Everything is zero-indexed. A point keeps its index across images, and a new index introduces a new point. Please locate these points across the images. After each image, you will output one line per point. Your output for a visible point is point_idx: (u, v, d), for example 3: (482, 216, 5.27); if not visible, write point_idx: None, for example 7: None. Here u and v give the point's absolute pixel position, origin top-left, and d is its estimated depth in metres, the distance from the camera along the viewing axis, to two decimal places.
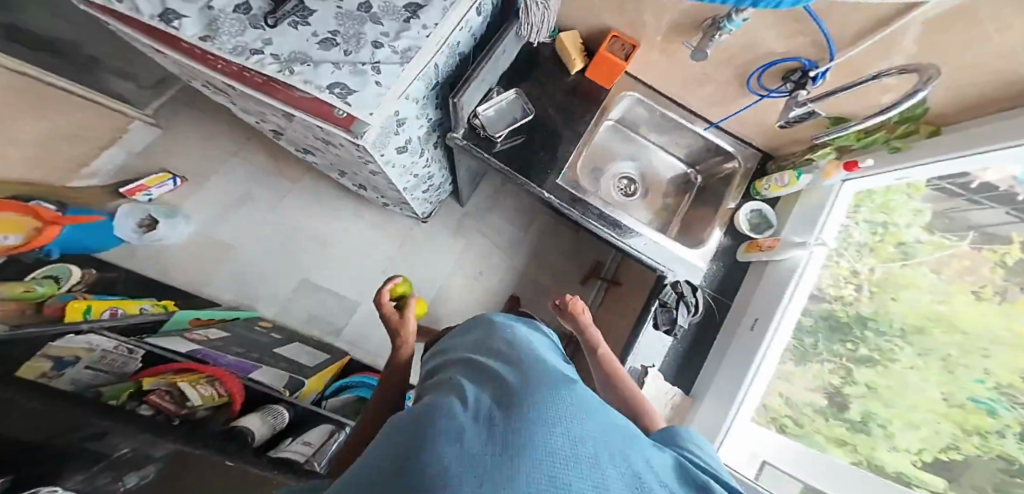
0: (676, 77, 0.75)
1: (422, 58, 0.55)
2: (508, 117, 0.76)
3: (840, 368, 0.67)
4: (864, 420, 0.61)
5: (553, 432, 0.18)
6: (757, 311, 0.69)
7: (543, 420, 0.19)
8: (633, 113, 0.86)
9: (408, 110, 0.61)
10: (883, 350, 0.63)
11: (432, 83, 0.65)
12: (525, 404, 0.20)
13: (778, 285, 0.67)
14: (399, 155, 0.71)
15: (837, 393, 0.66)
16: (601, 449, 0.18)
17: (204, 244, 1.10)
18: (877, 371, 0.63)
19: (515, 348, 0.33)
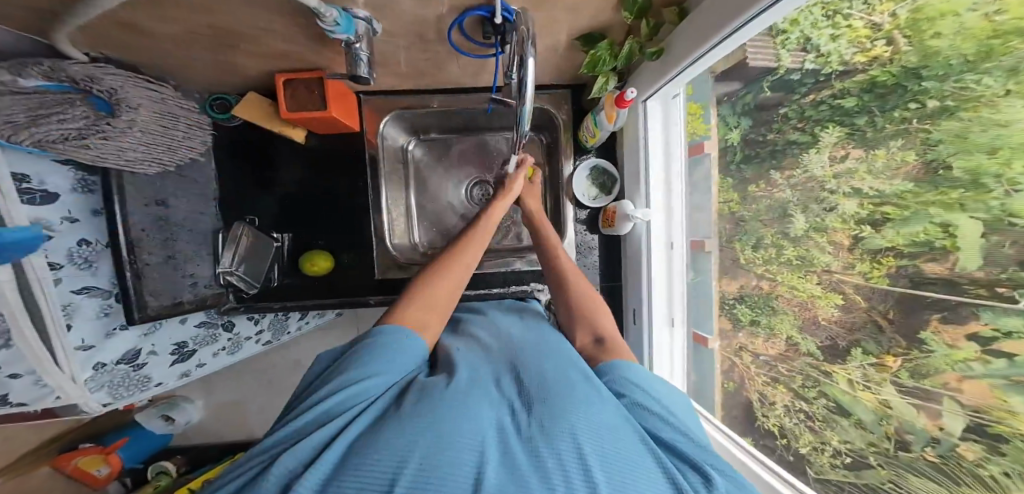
0: (421, 78, 0.68)
1: (37, 350, 0.49)
2: (262, 255, 0.73)
3: (920, 134, 0.44)
4: (977, 175, 0.39)
5: (576, 422, 0.31)
6: (633, 303, 0.83)
7: (572, 424, 0.30)
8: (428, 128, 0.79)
9: (108, 355, 0.58)
10: (964, 91, 0.40)
11: (117, 300, 0.58)
12: (562, 410, 0.32)
13: (637, 270, 0.80)
14: (169, 371, 0.69)
15: (930, 158, 0.43)
16: (607, 425, 0.32)
17: (215, 409, 1.18)
18: (967, 118, 0.40)
19: (516, 359, 0.44)
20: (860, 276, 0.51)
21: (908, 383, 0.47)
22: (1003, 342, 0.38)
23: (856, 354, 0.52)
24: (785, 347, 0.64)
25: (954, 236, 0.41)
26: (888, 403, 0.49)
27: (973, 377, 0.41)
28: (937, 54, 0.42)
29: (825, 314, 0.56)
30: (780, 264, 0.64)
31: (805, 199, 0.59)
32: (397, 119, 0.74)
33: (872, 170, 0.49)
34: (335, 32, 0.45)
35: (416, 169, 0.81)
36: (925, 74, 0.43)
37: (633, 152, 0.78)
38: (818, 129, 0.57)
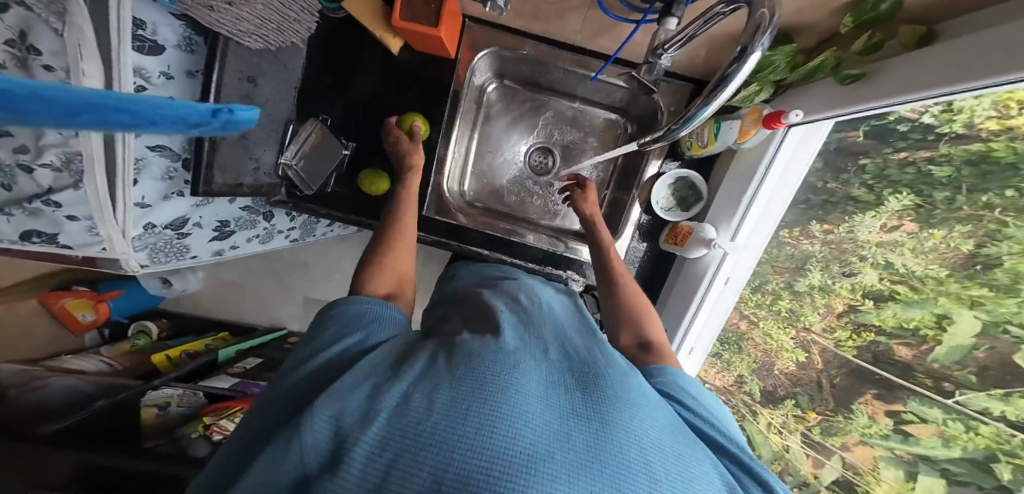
0: (544, 20, 0.67)
1: (102, 195, 0.49)
2: (325, 156, 0.70)
3: (992, 224, 0.46)
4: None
5: (636, 417, 0.28)
6: (665, 323, 0.78)
7: (633, 418, 0.28)
8: (515, 74, 0.78)
9: (158, 218, 0.58)
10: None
11: (184, 166, 0.56)
12: (619, 399, 0.29)
13: (688, 295, 0.74)
14: (206, 246, 0.71)
15: (982, 251, 0.47)
16: (665, 425, 0.29)
17: (214, 284, 1.22)
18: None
19: (558, 331, 0.41)
20: (833, 340, 0.63)
21: (815, 437, 0.65)
22: (912, 424, 0.55)
23: (789, 404, 0.69)
24: (730, 382, 0.78)
25: (942, 329, 0.51)
26: (787, 449, 0.68)
27: (866, 444, 0.59)
28: None
29: (782, 364, 0.69)
30: (768, 311, 0.72)
31: (829, 257, 0.63)
32: (492, 56, 0.74)
33: (916, 247, 0.53)
34: None
35: (487, 112, 0.82)
36: None
37: (742, 177, 0.68)
38: (886, 193, 0.56)
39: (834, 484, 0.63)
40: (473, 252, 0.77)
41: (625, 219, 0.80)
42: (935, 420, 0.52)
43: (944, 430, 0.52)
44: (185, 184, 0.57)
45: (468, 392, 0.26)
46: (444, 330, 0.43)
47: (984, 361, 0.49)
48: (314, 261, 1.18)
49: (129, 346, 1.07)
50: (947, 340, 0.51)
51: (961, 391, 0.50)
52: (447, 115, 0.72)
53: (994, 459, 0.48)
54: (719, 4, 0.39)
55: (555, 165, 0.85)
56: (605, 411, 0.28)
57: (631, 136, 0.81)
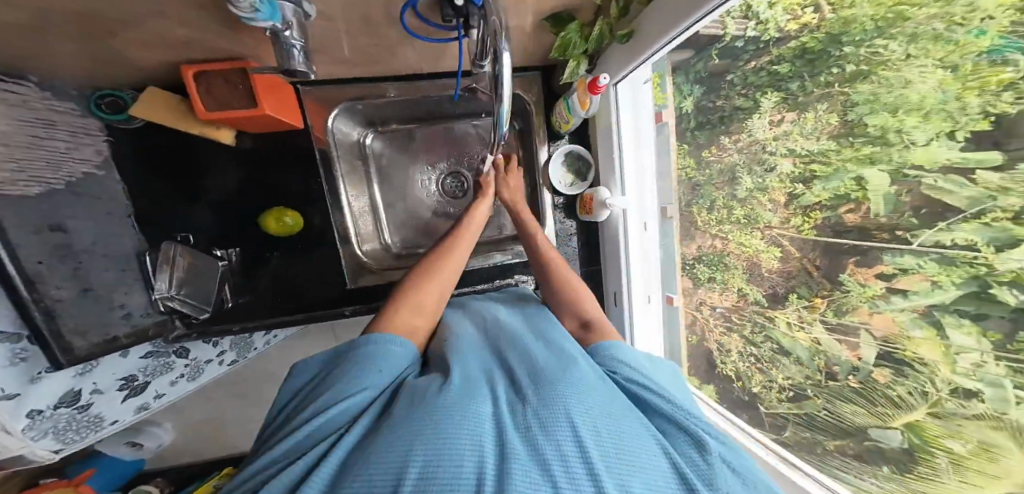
0: (374, 65, 0.67)
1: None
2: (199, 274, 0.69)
3: (840, 98, 0.49)
4: (881, 132, 0.45)
5: (574, 410, 0.33)
6: (614, 286, 0.86)
7: (570, 413, 0.32)
8: (389, 118, 0.79)
9: (42, 401, 0.54)
10: (875, 56, 0.44)
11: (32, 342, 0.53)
12: (560, 401, 0.34)
13: (615, 252, 0.83)
14: (121, 408, 0.67)
15: (848, 117, 0.49)
16: (607, 411, 0.34)
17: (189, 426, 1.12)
18: (876, 82, 0.45)
19: (509, 355, 0.45)
20: (795, 229, 0.58)
21: (835, 320, 0.54)
22: (898, 278, 0.46)
23: (793, 299, 0.60)
24: (736, 298, 0.71)
25: (864, 188, 0.48)
26: (819, 343, 0.57)
27: (881, 312, 0.48)
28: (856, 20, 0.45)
29: (767, 264, 0.63)
30: (730, 223, 0.69)
31: (749, 162, 0.64)
32: (347, 110, 0.74)
33: (804, 132, 0.55)
34: (255, 19, 0.40)
35: (375, 164, 0.82)
36: (844, 40, 0.47)
37: (605, 139, 0.80)
38: (758, 95, 0.61)
39: (881, 362, 0.50)
40: None
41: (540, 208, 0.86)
42: (912, 267, 0.44)
43: (934, 275, 0.42)
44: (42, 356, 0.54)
45: (412, 436, 0.29)
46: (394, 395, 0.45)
47: (914, 204, 0.44)
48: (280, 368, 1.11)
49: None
50: (876, 198, 0.47)
51: (915, 233, 0.44)
52: (324, 180, 0.74)
53: (985, 285, 0.38)
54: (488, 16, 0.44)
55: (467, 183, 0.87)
56: (546, 418, 0.32)
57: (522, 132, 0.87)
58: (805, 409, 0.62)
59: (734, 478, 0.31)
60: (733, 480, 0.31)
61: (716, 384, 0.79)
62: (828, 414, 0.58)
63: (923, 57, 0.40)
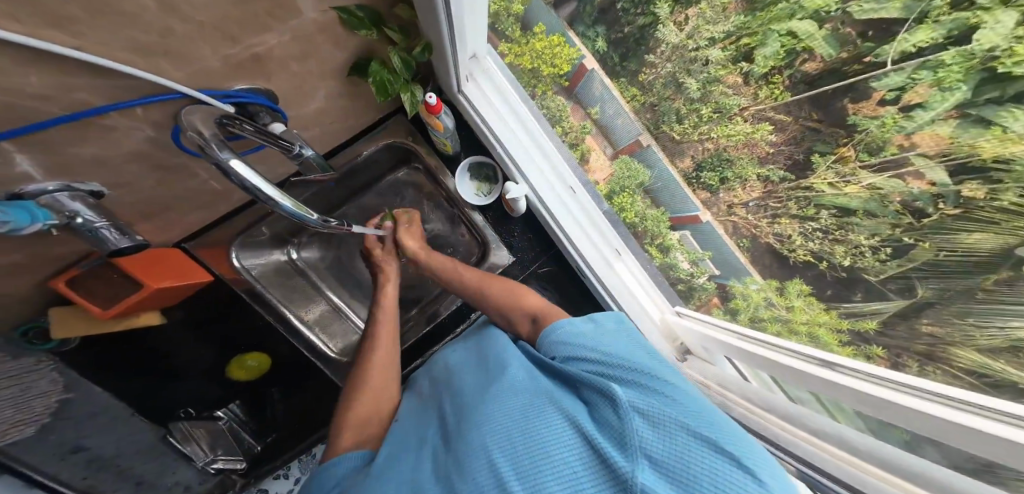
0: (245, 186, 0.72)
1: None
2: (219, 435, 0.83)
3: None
4: None
5: (493, 439, 0.35)
6: (574, 264, 0.90)
7: (489, 443, 0.35)
8: (294, 234, 0.90)
9: None
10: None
11: None
12: (480, 431, 0.37)
13: (554, 235, 0.88)
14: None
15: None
16: (527, 423, 0.36)
17: None
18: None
19: (456, 389, 0.49)
20: (771, 98, 0.53)
21: (875, 160, 0.45)
22: (907, 94, 0.40)
23: (818, 160, 0.51)
24: (763, 183, 0.59)
25: (801, 39, 0.46)
26: (876, 187, 0.45)
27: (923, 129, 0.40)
28: None
29: (765, 140, 0.56)
30: (707, 125, 0.63)
31: (683, 65, 0.61)
32: (251, 247, 0.84)
33: (708, 21, 0.55)
34: (13, 227, 0.42)
35: (311, 272, 0.93)
36: None
37: (488, 141, 0.87)
38: (652, 7, 0.60)
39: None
40: (415, 366, 0.83)
41: (475, 227, 0.91)
42: (908, 79, 0.40)
43: (938, 79, 0.38)
44: None
45: None
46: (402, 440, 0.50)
47: (858, 32, 0.43)
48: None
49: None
50: (818, 43, 0.45)
51: (881, 52, 0.41)
52: (273, 301, 0.83)
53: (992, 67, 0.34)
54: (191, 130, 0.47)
55: None
56: (467, 458, 0.36)
57: (427, 172, 0.92)
58: (917, 262, 0.43)
59: (645, 423, 0.32)
60: (645, 428, 0.32)
61: (801, 275, 0.57)
62: (951, 255, 0.39)
63: None
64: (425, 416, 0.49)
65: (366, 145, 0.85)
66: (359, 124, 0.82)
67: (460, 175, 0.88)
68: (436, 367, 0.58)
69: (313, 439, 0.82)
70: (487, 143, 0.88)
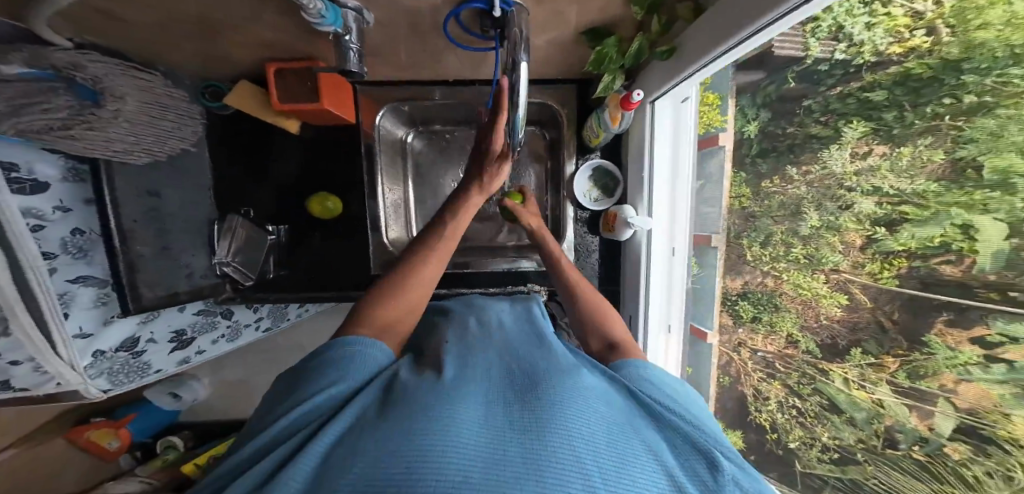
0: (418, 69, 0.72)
1: (32, 335, 0.53)
2: (254, 245, 0.81)
3: (950, 132, 0.56)
4: (1006, 177, 0.51)
5: (571, 419, 0.30)
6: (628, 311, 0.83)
7: (566, 421, 0.29)
8: (420, 118, 0.84)
9: (105, 344, 0.63)
10: (1007, 86, 0.51)
11: (113, 291, 0.63)
12: (552, 406, 0.31)
13: (635, 280, 0.79)
14: (167, 357, 0.78)
15: (958, 157, 0.55)
16: (610, 428, 0.30)
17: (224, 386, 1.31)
18: (1002, 114, 0.52)
19: (510, 356, 0.44)
20: (869, 276, 0.65)
21: (904, 383, 0.64)
22: (1006, 346, 0.53)
23: (856, 354, 0.69)
24: (784, 344, 0.78)
25: (973, 237, 0.55)
26: (883, 404, 0.67)
27: (965, 379, 0.58)
28: (979, 43, 0.53)
29: (829, 312, 0.70)
30: (787, 262, 0.75)
31: (820, 197, 0.69)
32: (393, 113, 0.80)
33: (893, 168, 0.61)
34: (321, 22, 0.48)
35: (414, 160, 0.87)
36: (964, 68, 0.54)
37: (637, 153, 0.76)
38: (841, 123, 0.66)
39: (957, 433, 0.59)
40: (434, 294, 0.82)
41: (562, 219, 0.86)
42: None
43: None
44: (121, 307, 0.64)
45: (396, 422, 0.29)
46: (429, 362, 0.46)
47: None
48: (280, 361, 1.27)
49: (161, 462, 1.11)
50: (986, 252, 0.55)
51: None
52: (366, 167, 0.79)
53: None
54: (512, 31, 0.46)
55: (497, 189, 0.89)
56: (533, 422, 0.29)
57: (551, 144, 0.88)
58: (847, 473, 0.73)
59: None
60: None
61: (743, 433, 0.86)
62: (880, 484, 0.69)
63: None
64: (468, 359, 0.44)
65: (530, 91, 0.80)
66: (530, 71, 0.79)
67: (585, 168, 0.82)
68: (485, 322, 0.54)
69: (306, 297, 0.82)
70: (635, 156, 0.78)
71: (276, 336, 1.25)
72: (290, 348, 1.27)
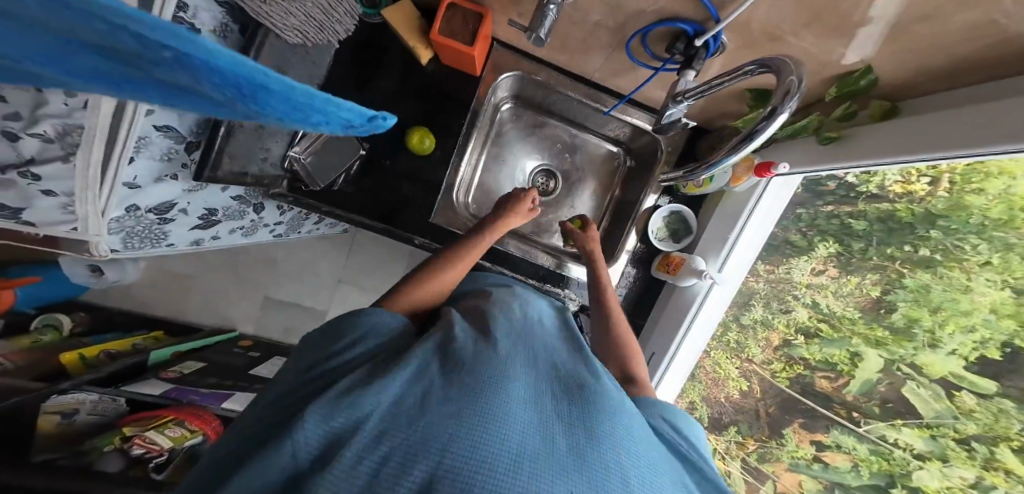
0: (563, 50, 0.83)
1: (88, 173, 0.53)
2: (335, 152, 0.78)
3: (894, 273, 0.72)
4: (908, 323, 0.70)
5: (608, 450, 0.33)
6: (653, 348, 0.89)
7: (604, 451, 0.33)
8: (528, 97, 0.96)
9: (142, 202, 0.64)
10: (957, 249, 0.64)
11: (183, 149, 0.61)
12: (594, 428, 0.34)
13: (676, 321, 0.86)
14: (184, 233, 0.78)
15: (885, 298, 0.72)
16: (635, 460, 0.34)
17: (159, 275, 1.19)
18: (939, 273, 0.66)
19: (550, 346, 0.47)
20: (771, 372, 0.86)
21: (752, 462, 0.88)
22: (829, 450, 0.79)
23: (732, 431, 0.90)
24: (684, 407, 0.97)
25: (855, 364, 0.76)
26: (731, 473, 0.89)
27: (791, 471, 0.84)
28: (967, 207, 0.61)
29: (729, 392, 0.91)
30: (719, 344, 0.91)
31: (769, 297, 0.87)
32: (515, 80, 0.91)
33: (834, 290, 0.78)
34: None
35: (498, 128, 1.00)
36: (937, 223, 0.65)
37: (730, 216, 0.83)
38: (817, 239, 0.81)
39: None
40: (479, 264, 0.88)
41: (620, 245, 0.95)
42: (850, 448, 0.76)
43: None
44: (181, 168, 0.63)
45: (454, 403, 0.32)
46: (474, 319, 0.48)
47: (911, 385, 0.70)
48: (270, 274, 1.21)
49: (29, 343, 0.94)
50: (854, 382, 0.77)
51: (866, 420, 0.75)
52: (463, 131, 0.86)
53: (892, 484, 0.72)
54: (750, 63, 0.54)
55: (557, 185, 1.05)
56: (574, 441, 0.33)
57: (624, 166, 1.02)
58: None
59: None
60: None
61: None
62: None
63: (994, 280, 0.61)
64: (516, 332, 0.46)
65: (636, 111, 0.92)
66: (647, 97, 0.89)
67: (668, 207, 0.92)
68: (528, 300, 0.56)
69: (349, 218, 0.82)
70: (718, 213, 0.87)
71: (267, 247, 1.19)
72: (265, 262, 1.20)
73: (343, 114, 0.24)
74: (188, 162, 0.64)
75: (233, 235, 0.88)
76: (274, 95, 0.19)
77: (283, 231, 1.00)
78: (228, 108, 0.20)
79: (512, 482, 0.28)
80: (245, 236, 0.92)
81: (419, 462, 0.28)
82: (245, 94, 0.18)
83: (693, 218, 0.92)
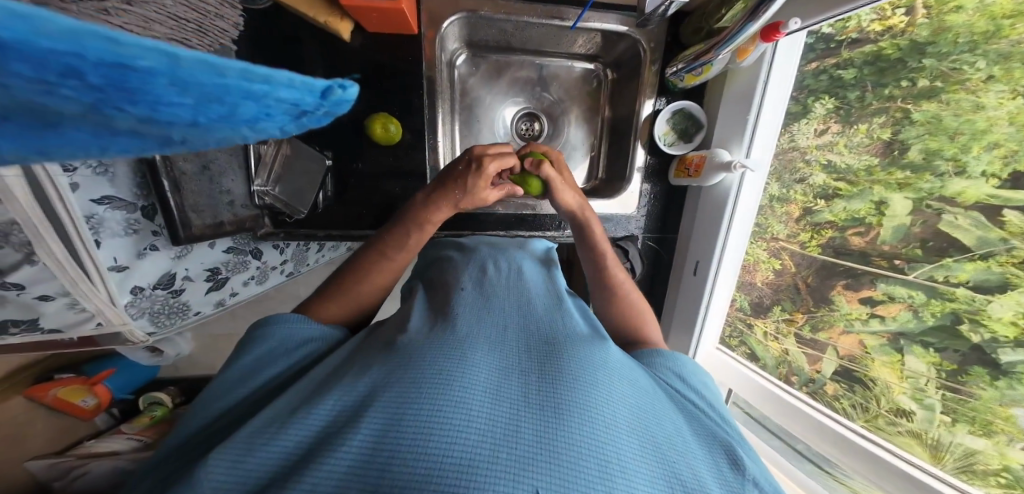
0: None
1: (64, 263, 0.56)
2: (302, 173, 0.78)
3: (898, 114, 0.64)
4: (928, 157, 0.61)
5: (574, 426, 0.36)
6: (696, 256, 0.90)
7: (569, 429, 0.35)
8: (484, 40, 0.89)
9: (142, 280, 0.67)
10: (955, 72, 0.58)
11: (143, 215, 0.64)
12: (558, 411, 0.37)
13: (715, 222, 0.85)
14: (204, 298, 0.82)
15: (897, 137, 0.65)
16: (602, 426, 0.37)
17: (208, 336, 1.27)
18: (944, 101, 0.59)
19: (514, 337, 0.50)
20: (799, 244, 0.80)
21: (808, 335, 0.81)
22: (884, 303, 0.68)
23: (777, 310, 0.86)
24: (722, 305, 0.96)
25: (882, 212, 0.67)
26: (788, 351, 0.84)
27: (850, 332, 0.74)
28: (950, 28, 0.57)
29: (763, 275, 0.87)
30: None
31: (779, 170, 0.81)
32: (462, 23, 0.83)
33: (848, 143, 0.71)
34: None
35: (462, 85, 0.95)
36: (928, 51, 0.60)
37: (741, 99, 0.78)
38: (811, 100, 0.75)
39: (835, 374, 0.77)
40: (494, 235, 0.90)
41: (631, 165, 0.93)
42: (902, 296, 0.66)
43: (910, 303, 0.65)
44: (154, 236, 0.66)
45: (417, 415, 0.35)
46: (440, 323, 0.51)
47: (922, 236, 0.64)
48: (309, 294, 1.26)
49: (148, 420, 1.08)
50: (886, 229, 0.67)
51: (912, 266, 0.65)
52: (426, 104, 0.81)
53: (960, 320, 0.60)
54: None
55: (549, 128, 1.02)
56: (539, 427, 0.35)
57: (608, 81, 0.99)
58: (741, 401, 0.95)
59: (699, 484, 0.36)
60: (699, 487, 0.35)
61: None
62: None
63: (1001, 81, 0.53)
64: (478, 333, 0.48)
65: (601, 17, 0.84)
66: None
67: (672, 107, 0.87)
68: (492, 296, 0.59)
69: (360, 234, 0.84)
70: (727, 98, 0.82)
71: (288, 287, 1.24)
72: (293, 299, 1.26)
73: (287, 95, 0.19)
74: (158, 229, 0.67)
75: (251, 284, 0.91)
76: (142, 74, 0.13)
77: (294, 268, 1.03)
78: (96, 115, 0.14)
79: (481, 477, 0.30)
80: (261, 283, 0.95)
81: (392, 478, 0.30)
82: (102, 88, 0.12)
83: (699, 112, 0.87)
